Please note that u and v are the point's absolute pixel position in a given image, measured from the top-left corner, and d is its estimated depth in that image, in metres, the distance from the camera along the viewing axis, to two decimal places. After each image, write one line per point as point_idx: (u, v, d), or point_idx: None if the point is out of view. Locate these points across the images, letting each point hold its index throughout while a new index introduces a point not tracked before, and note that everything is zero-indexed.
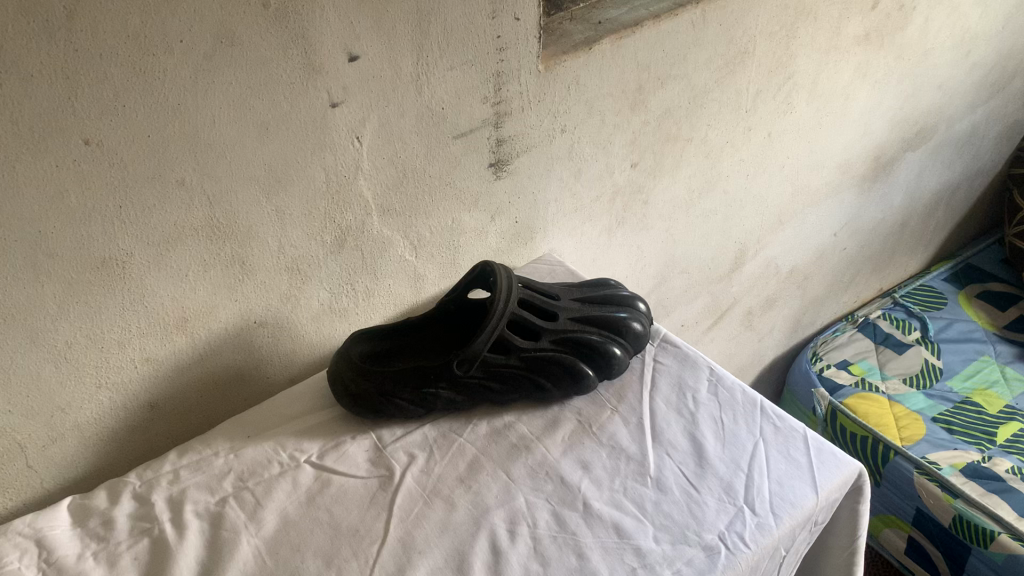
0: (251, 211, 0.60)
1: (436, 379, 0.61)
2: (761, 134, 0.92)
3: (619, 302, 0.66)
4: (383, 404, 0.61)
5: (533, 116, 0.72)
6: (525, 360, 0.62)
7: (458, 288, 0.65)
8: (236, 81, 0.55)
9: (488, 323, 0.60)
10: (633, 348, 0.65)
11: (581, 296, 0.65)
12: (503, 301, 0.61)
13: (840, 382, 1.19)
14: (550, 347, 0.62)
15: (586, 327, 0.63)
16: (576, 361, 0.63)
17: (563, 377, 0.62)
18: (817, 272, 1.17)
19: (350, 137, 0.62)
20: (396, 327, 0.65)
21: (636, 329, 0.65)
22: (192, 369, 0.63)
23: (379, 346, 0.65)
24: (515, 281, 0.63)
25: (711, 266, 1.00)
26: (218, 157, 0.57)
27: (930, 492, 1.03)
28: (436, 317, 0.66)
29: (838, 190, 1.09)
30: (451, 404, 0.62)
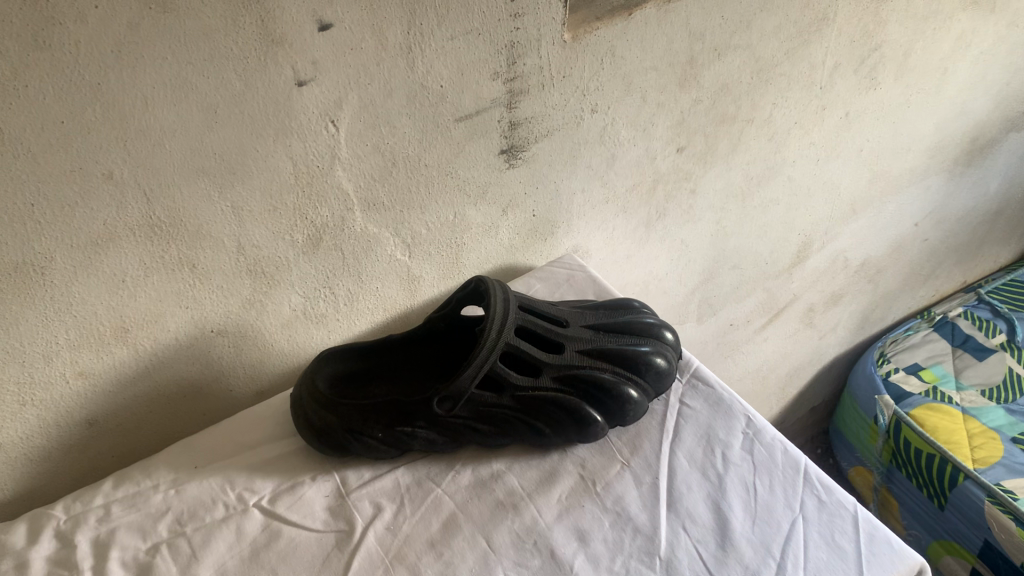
0: (201, 207, 0.50)
1: (413, 417, 0.52)
2: (836, 114, 0.79)
3: (641, 331, 0.55)
4: (349, 442, 0.52)
5: (556, 95, 0.60)
6: (520, 401, 0.51)
7: (449, 304, 0.55)
8: (173, 55, 0.44)
9: (476, 357, 0.50)
10: (654, 389, 0.54)
11: (595, 323, 0.55)
12: (497, 330, 0.51)
13: (908, 388, 1.06)
14: (552, 386, 0.52)
15: (599, 362, 0.53)
16: (583, 403, 0.52)
17: (566, 422, 0.52)
18: (891, 265, 1.03)
19: (323, 121, 0.51)
20: (374, 346, 0.56)
21: (660, 366, 0.54)
22: (136, 385, 0.55)
23: (353, 368, 0.55)
24: (514, 303, 0.53)
25: (768, 261, 0.87)
26: (155, 146, 0.47)
27: (1003, 525, 0.88)
28: (422, 335, 0.57)
29: (924, 176, 0.95)
30: (430, 445, 0.53)
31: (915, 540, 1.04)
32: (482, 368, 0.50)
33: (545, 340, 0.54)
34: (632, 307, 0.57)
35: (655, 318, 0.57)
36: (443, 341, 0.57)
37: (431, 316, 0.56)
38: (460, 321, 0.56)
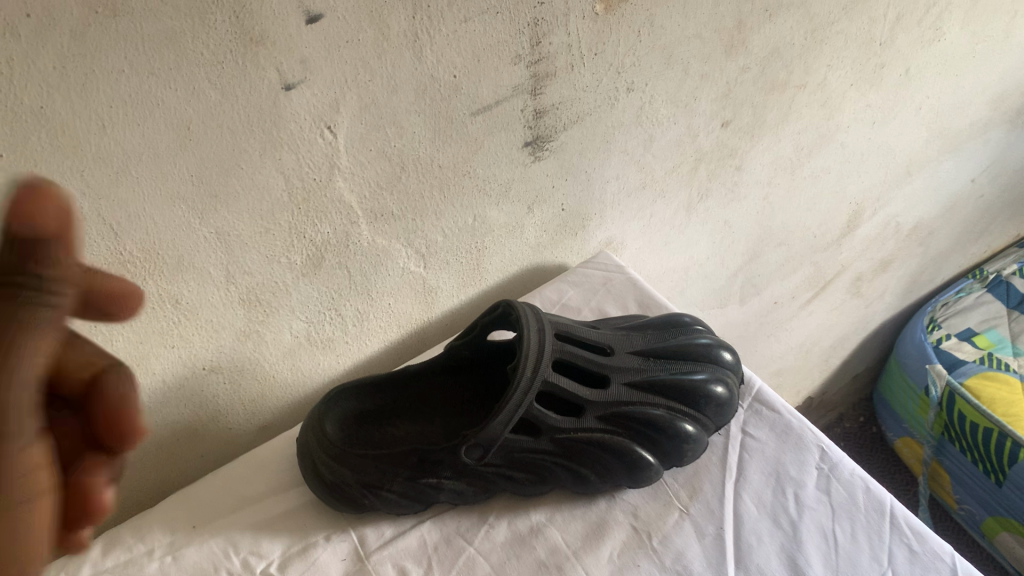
0: (180, 236, 0.43)
1: (437, 468, 0.44)
2: (895, 71, 0.70)
3: (697, 356, 0.47)
4: (366, 497, 0.45)
5: (587, 75, 0.51)
6: (560, 444, 0.44)
7: (472, 329, 0.49)
8: (132, 64, 0.36)
9: (510, 400, 0.42)
10: (714, 423, 0.47)
11: (643, 348, 0.47)
12: (533, 366, 0.43)
13: (961, 356, 0.99)
14: (598, 426, 0.44)
15: (650, 395, 0.45)
16: (633, 444, 0.45)
17: (614, 466, 0.45)
18: (943, 225, 0.95)
19: (317, 128, 0.43)
20: (391, 380, 0.49)
21: (719, 396, 0.47)
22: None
23: (368, 406, 0.49)
24: (549, 332, 0.45)
25: (816, 233, 0.80)
26: (119, 173, 0.39)
27: None
28: (443, 365, 0.50)
29: (985, 129, 0.86)
30: (459, 497, 0.46)
31: (968, 516, 0.97)
32: (517, 412, 0.42)
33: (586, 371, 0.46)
34: (683, 324, 0.50)
35: (711, 337, 0.49)
36: (465, 369, 0.51)
37: (453, 343, 0.49)
38: (485, 347, 0.50)
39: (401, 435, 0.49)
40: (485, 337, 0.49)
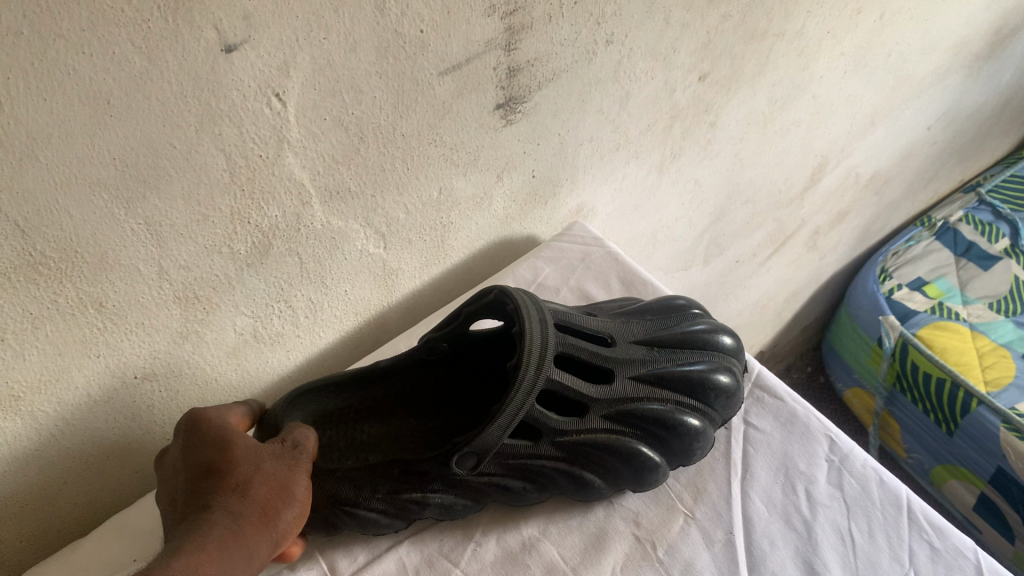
0: (101, 230, 0.36)
1: (421, 480, 0.39)
2: (871, 17, 0.66)
3: (702, 343, 0.42)
4: (339, 517, 0.39)
5: (566, 27, 0.45)
6: (563, 448, 0.39)
7: (455, 319, 0.44)
8: (34, 22, 0.28)
9: (510, 404, 0.37)
10: (719, 416, 0.43)
11: (644, 336, 0.43)
12: (535, 365, 0.38)
13: (913, 307, 0.98)
14: (603, 426, 0.40)
15: (657, 390, 0.41)
16: (640, 444, 0.40)
17: (619, 470, 0.40)
18: (898, 174, 0.93)
19: (265, 95, 0.36)
20: (362, 377, 0.43)
21: (727, 386, 0.42)
22: (29, 465, 0.41)
23: (332, 407, 0.43)
24: (549, 322, 0.40)
25: (782, 189, 0.76)
26: (23, 159, 0.31)
27: (1019, 453, 0.81)
28: (418, 359, 0.45)
29: (945, 76, 0.83)
30: (444, 513, 0.40)
31: (918, 464, 0.97)
32: (518, 416, 0.37)
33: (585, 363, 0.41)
34: (680, 309, 0.45)
35: (711, 321, 0.45)
36: (443, 363, 0.45)
37: (430, 334, 0.44)
38: (467, 337, 0.45)
39: (372, 439, 0.44)
40: (466, 329, 0.44)
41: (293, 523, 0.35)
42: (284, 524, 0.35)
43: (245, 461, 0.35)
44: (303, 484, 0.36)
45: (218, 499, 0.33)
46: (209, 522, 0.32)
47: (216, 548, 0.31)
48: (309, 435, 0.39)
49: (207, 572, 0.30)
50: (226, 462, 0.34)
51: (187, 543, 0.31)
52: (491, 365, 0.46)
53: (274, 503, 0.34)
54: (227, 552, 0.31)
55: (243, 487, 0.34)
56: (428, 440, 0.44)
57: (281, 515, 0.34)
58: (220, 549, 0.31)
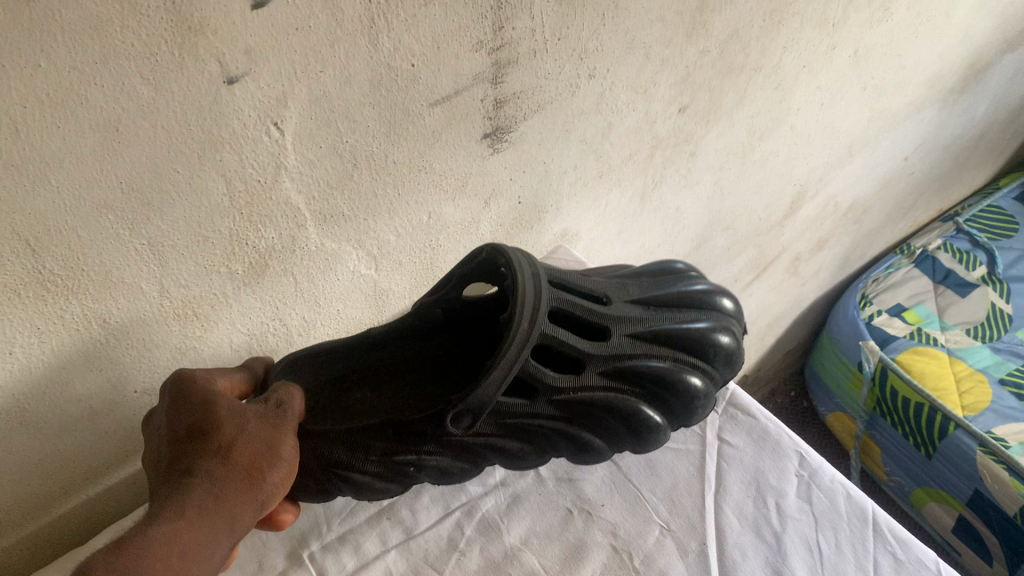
0: (106, 249, 0.38)
1: (415, 443, 0.37)
2: (846, 52, 0.69)
3: (698, 302, 0.41)
4: (334, 481, 0.38)
5: (550, 61, 0.47)
6: (560, 407, 0.38)
7: (447, 284, 0.45)
8: (51, 58, 0.31)
9: (504, 356, 0.36)
10: (721, 377, 0.42)
11: (642, 297, 0.41)
12: (528, 317, 0.36)
13: (892, 332, 1.01)
14: (600, 384, 0.38)
15: (654, 348, 0.39)
16: (640, 403, 0.39)
17: (619, 431, 0.39)
18: (876, 203, 0.96)
19: (264, 124, 0.39)
20: (355, 347, 0.45)
21: (727, 346, 0.41)
22: (29, 476, 0.42)
23: (326, 377, 0.45)
24: (542, 279, 0.39)
25: (762, 216, 0.79)
26: (36, 183, 0.33)
27: (995, 476, 0.83)
28: (411, 327, 0.46)
29: (920, 109, 0.86)
30: (440, 476, 0.39)
31: (898, 487, 0.99)
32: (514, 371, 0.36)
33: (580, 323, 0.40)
34: (675, 273, 0.44)
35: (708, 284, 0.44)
36: (435, 331, 0.47)
37: (422, 300, 0.45)
38: (459, 304, 0.46)
39: (365, 408, 0.45)
40: (457, 294, 0.45)
41: (277, 486, 0.35)
42: (270, 487, 0.35)
43: (227, 425, 0.34)
44: (287, 447, 0.36)
45: (201, 464, 0.32)
46: (189, 486, 0.31)
47: (196, 516, 0.31)
48: (292, 398, 0.39)
49: (184, 542, 0.30)
50: (211, 426, 0.34)
51: (165, 509, 0.30)
52: (481, 332, 0.47)
53: (257, 469, 0.34)
54: (208, 520, 0.31)
55: (225, 452, 0.33)
56: (419, 403, 0.44)
57: (265, 479, 0.34)
58: (200, 516, 0.31)
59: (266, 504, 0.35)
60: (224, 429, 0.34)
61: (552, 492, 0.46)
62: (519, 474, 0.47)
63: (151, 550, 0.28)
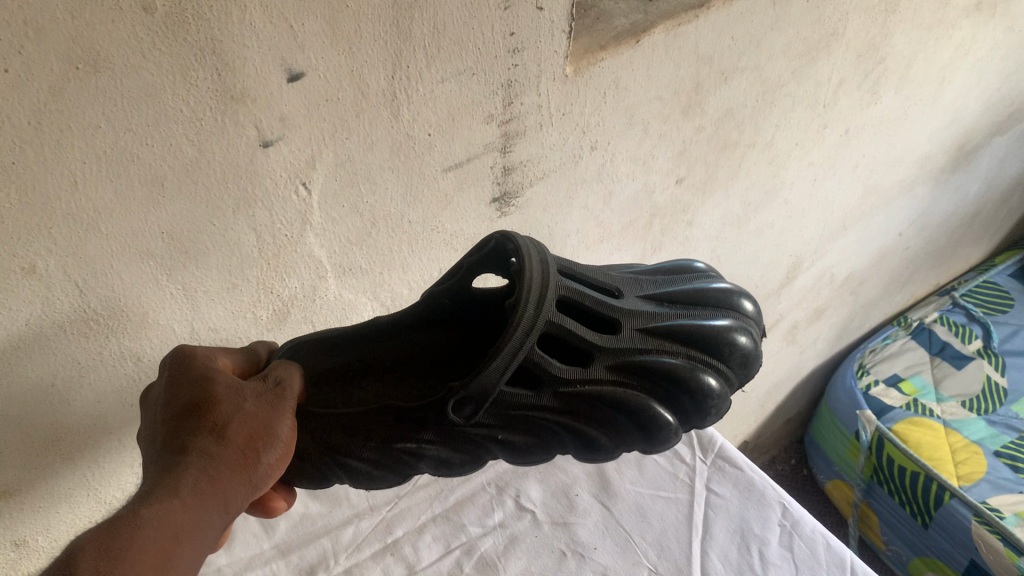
0: (145, 292, 0.41)
1: (415, 431, 0.36)
2: (837, 131, 0.73)
3: (716, 300, 0.38)
4: (331, 469, 0.38)
5: (554, 135, 0.52)
6: (565, 401, 0.35)
7: (456, 274, 0.42)
8: (109, 120, 0.35)
9: (506, 342, 0.33)
10: (739, 381, 0.38)
11: (658, 292, 0.38)
12: (532, 302, 0.33)
13: (889, 402, 1.03)
14: (610, 379, 0.35)
15: (669, 344, 0.36)
16: (651, 401, 0.35)
17: (628, 431, 0.35)
18: (873, 275, 0.99)
19: (292, 184, 0.43)
20: (361, 335, 0.44)
21: (748, 348, 0.37)
22: (81, 472, 0.48)
23: (332, 365, 0.44)
24: (552, 266, 0.36)
25: (758, 284, 0.82)
26: (87, 230, 0.38)
27: (989, 545, 0.84)
28: (421, 317, 0.44)
29: (912, 186, 0.90)
30: (438, 468, 0.37)
31: (896, 556, 0.99)
32: (519, 359, 0.33)
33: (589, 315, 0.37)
34: (697, 271, 0.41)
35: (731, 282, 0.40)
36: (446, 321, 0.44)
37: (434, 289, 0.42)
38: (472, 296, 0.43)
39: (365, 396, 0.43)
40: (471, 285, 0.42)
41: (273, 466, 0.36)
42: (267, 466, 0.36)
43: (223, 403, 0.35)
44: (285, 426, 0.37)
45: (196, 443, 0.34)
46: (184, 466, 0.32)
47: (189, 497, 0.31)
48: (293, 379, 0.39)
49: (179, 520, 0.31)
50: (207, 405, 0.35)
51: (161, 488, 0.31)
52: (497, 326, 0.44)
53: (252, 447, 0.35)
54: (200, 502, 0.32)
55: (219, 431, 0.34)
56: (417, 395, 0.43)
57: (261, 457, 0.35)
58: (193, 497, 0.32)
59: (264, 482, 0.36)
60: (219, 408, 0.35)
61: (548, 535, 0.48)
62: (517, 516, 0.49)
63: (142, 529, 0.29)
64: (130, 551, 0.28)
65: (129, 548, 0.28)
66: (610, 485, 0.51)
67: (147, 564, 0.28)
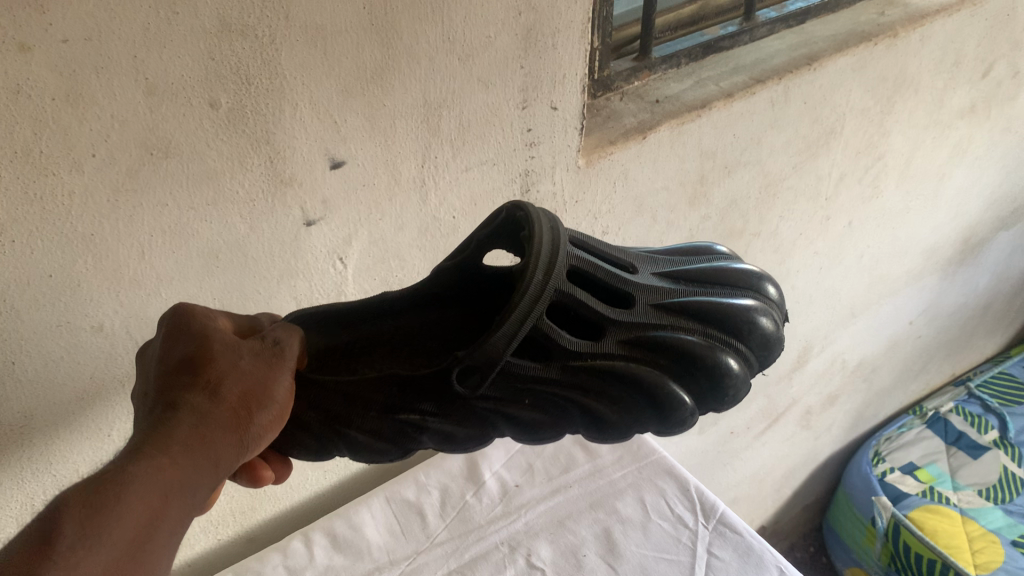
0: None
1: (419, 400, 0.36)
2: (840, 223, 0.78)
3: (735, 282, 0.38)
4: (333, 443, 0.37)
5: (568, 219, 0.57)
6: (577, 375, 0.34)
7: (468, 247, 0.41)
8: (175, 200, 0.40)
9: (517, 308, 0.33)
10: (758, 364, 0.37)
11: (674, 271, 0.38)
12: (545, 269, 0.33)
13: (905, 489, 1.05)
14: (621, 354, 0.35)
15: (683, 322, 0.35)
16: (667, 380, 0.35)
17: (641, 408, 0.35)
18: (885, 362, 1.02)
19: (331, 259, 0.48)
20: (367, 312, 0.43)
21: (766, 330, 0.37)
22: (91, 440, 0.47)
23: (337, 342, 0.43)
24: (564, 236, 0.36)
25: (770, 368, 0.86)
26: (150, 295, 0.43)
27: None
28: (430, 292, 0.43)
29: (920, 277, 0.94)
30: (445, 443, 0.37)
31: None
32: (528, 326, 0.33)
33: (605, 290, 0.37)
34: (716, 254, 0.40)
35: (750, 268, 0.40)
36: (454, 298, 0.43)
37: (445, 261, 0.41)
38: (481, 271, 0.42)
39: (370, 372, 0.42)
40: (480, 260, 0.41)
41: (267, 428, 0.34)
42: (259, 428, 0.33)
43: (219, 359, 0.33)
44: (282, 387, 0.35)
45: (188, 399, 0.31)
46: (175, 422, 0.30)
47: (180, 456, 0.29)
48: (292, 340, 0.37)
49: (169, 481, 0.28)
50: (201, 360, 0.33)
51: (149, 444, 0.29)
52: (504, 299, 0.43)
53: (245, 407, 0.33)
54: (192, 461, 0.29)
55: (212, 388, 0.32)
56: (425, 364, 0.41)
57: (255, 418, 0.33)
58: (186, 455, 0.29)
59: (255, 445, 0.33)
60: (214, 365, 0.33)
61: None
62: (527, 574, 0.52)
63: (132, 486, 0.27)
64: (120, 508, 0.26)
65: (114, 509, 0.26)
66: (615, 546, 0.54)
67: (136, 526, 0.26)
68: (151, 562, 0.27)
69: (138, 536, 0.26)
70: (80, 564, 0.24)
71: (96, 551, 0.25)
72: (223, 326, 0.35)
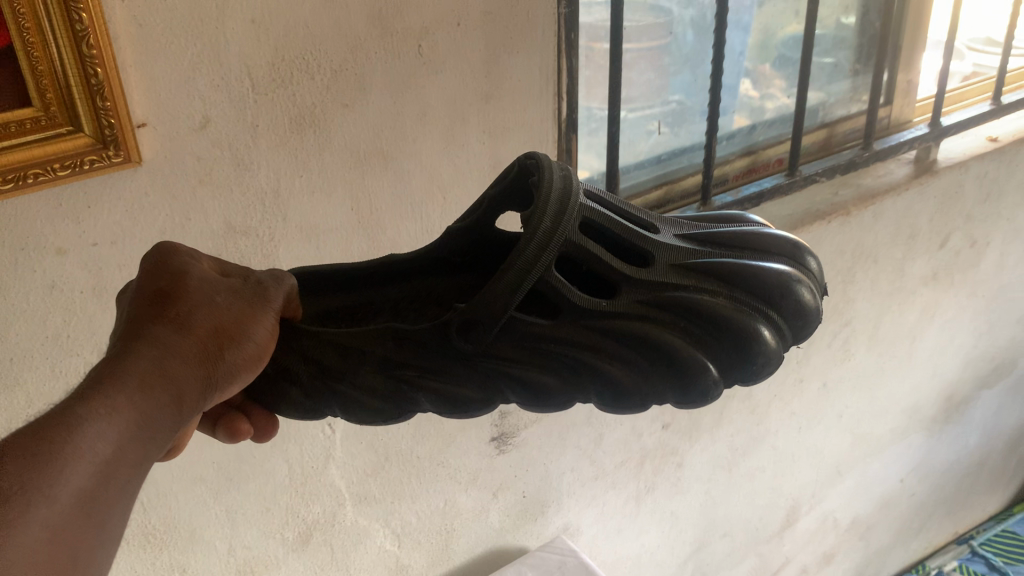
0: (195, 514, 0.50)
1: (419, 357, 0.35)
2: (815, 384, 0.82)
3: (768, 249, 0.36)
4: (328, 403, 0.37)
5: None
6: (587, 331, 0.34)
7: (481, 207, 0.39)
8: None
9: (521, 257, 0.32)
10: (792, 336, 0.35)
11: (702, 235, 0.37)
12: (554, 218, 0.33)
13: None
14: (637, 312, 0.34)
15: (708, 284, 0.34)
16: (684, 345, 0.34)
17: (656, 370, 0.34)
18: (880, 520, 1.03)
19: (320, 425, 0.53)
20: (376, 277, 0.41)
21: (802, 299, 0.35)
22: None
23: (338, 304, 0.41)
24: (579, 188, 0.35)
25: (758, 526, 0.88)
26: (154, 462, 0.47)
27: None
28: (440, 260, 0.41)
29: (906, 434, 0.97)
30: (444, 406, 0.36)
31: None
32: (534, 278, 0.32)
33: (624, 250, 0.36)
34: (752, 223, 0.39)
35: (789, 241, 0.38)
36: (460, 266, 0.41)
37: (454, 224, 0.40)
38: (494, 236, 0.40)
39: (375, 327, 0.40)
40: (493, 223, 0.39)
41: (243, 365, 0.33)
42: (233, 364, 0.33)
43: (193, 295, 0.33)
44: (262, 327, 0.34)
45: (154, 332, 0.31)
46: (136, 355, 0.30)
47: (136, 389, 0.29)
48: (280, 285, 0.36)
49: (122, 422, 0.28)
50: (172, 294, 0.32)
51: (105, 379, 0.29)
52: None
53: (216, 341, 0.32)
54: (149, 396, 0.29)
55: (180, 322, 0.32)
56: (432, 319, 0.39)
57: (228, 353, 0.33)
58: (142, 390, 0.29)
59: (230, 381, 0.33)
60: (184, 300, 0.32)
61: None
62: None
63: (80, 431, 0.26)
64: (65, 455, 0.26)
65: (55, 455, 0.26)
66: None
67: (87, 474, 0.26)
68: (103, 513, 0.27)
69: (91, 484, 0.26)
70: (20, 516, 0.24)
71: (38, 505, 0.25)
72: (207, 266, 0.35)
